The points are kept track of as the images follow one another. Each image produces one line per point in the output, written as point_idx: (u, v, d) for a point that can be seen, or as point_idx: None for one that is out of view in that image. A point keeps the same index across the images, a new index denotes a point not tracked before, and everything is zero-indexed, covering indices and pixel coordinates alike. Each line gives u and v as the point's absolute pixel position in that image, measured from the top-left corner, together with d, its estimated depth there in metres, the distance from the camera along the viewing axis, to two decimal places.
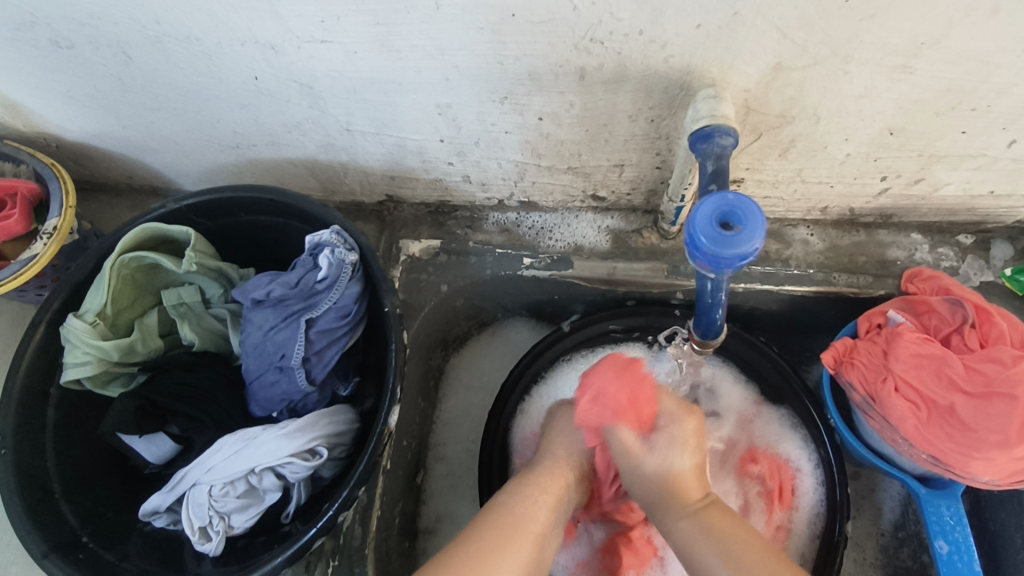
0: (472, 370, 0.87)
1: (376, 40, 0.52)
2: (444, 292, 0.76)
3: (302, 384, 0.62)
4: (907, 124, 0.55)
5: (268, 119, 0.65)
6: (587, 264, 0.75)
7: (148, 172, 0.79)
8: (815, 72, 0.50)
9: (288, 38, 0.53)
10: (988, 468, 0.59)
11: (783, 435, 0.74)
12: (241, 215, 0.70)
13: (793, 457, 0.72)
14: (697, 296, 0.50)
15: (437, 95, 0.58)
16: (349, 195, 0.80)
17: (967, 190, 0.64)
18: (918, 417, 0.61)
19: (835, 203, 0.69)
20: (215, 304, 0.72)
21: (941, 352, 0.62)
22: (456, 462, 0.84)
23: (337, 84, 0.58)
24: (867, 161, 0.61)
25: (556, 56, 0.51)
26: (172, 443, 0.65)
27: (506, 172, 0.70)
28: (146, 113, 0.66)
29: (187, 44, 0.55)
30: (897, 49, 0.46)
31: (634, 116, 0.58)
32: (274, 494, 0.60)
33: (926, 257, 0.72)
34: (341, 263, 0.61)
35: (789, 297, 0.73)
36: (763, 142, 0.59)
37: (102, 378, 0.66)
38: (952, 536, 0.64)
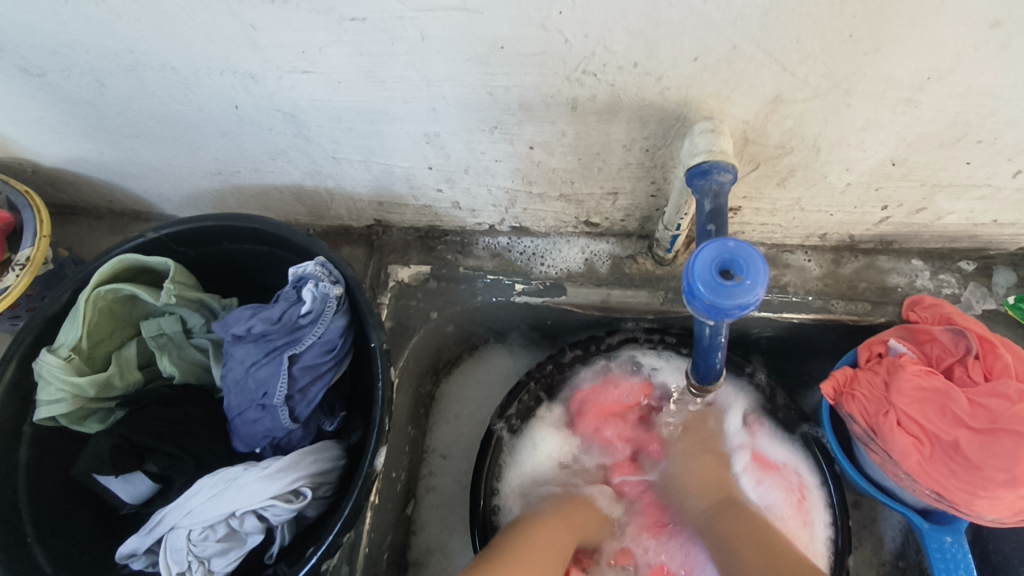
0: (462, 398, 0.85)
1: (360, 71, 0.50)
2: (434, 319, 0.74)
3: (285, 421, 0.60)
4: (910, 155, 0.53)
5: (250, 146, 0.62)
6: (581, 291, 0.73)
7: (128, 196, 0.77)
8: (815, 105, 0.48)
9: (268, 68, 0.50)
10: (994, 506, 0.57)
11: (769, 441, 0.71)
12: (223, 244, 0.67)
13: (790, 463, 0.70)
14: (696, 339, 0.47)
15: (425, 124, 0.56)
16: (336, 220, 0.77)
17: (969, 219, 0.62)
18: (921, 453, 0.59)
19: (834, 230, 0.67)
20: (196, 333, 0.69)
21: (942, 385, 0.60)
22: (447, 493, 0.81)
23: (321, 113, 0.56)
24: (868, 190, 0.59)
25: (547, 87, 0.49)
26: (149, 482, 0.62)
27: (497, 198, 0.68)
28: (123, 140, 0.64)
29: (163, 73, 0.53)
30: (902, 82, 0.45)
31: (628, 145, 0.56)
32: (256, 537, 0.58)
33: (927, 284, 0.70)
34: (326, 297, 0.59)
35: (788, 325, 0.71)
36: (761, 172, 0.58)
37: (78, 415, 0.64)
38: (956, 574, 0.62)
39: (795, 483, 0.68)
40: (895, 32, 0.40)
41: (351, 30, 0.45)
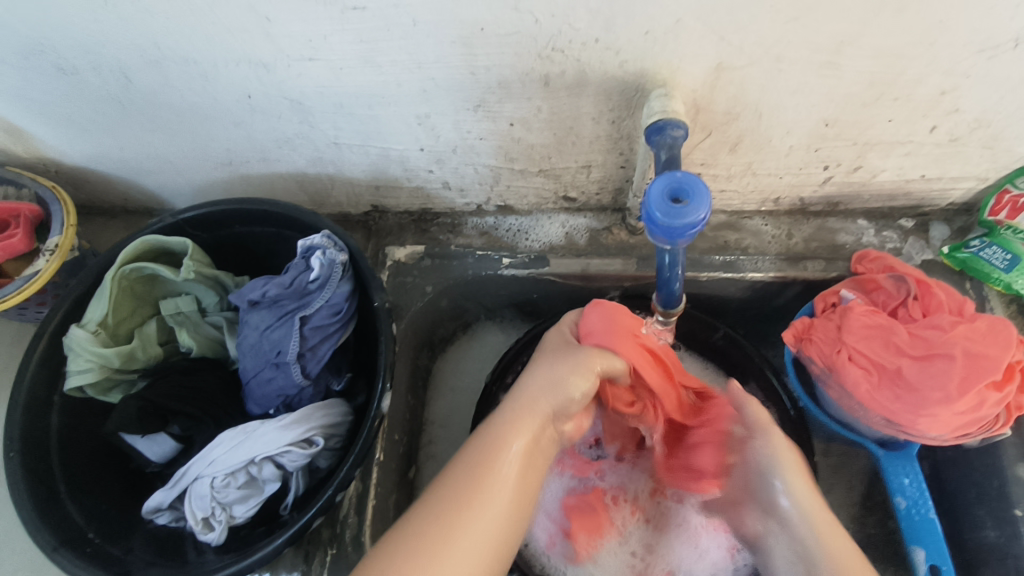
0: (456, 372, 0.92)
1: (359, 56, 0.57)
2: (430, 294, 0.81)
3: (297, 377, 0.66)
4: (840, 116, 0.61)
5: (260, 134, 0.69)
6: (563, 262, 0.80)
7: (143, 192, 0.83)
8: (752, 72, 0.56)
9: (279, 57, 0.58)
10: (935, 424, 0.63)
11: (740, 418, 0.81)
12: (235, 227, 0.74)
13: None
14: (657, 270, 0.54)
15: (417, 106, 0.63)
16: (336, 207, 0.84)
17: (901, 175, 0.70)
18: (870, 382, 0.66)
19: (786, 193, 0.75)
20: (211, 312, 0.75)
21: (884, 321, 0.68)
22: (446, 459, 0.87)
23: (323, 98, 0.63)
24: (809, 152, 0.67)
25: (522, 65, 0.57)
26: (172, 443, 0.68)
27: (483, 177, 0.75)
28: (143, 134, 0.71)
29: (184, 66, 0.60)
30: (822, 47, 0.53)
31: (596, 118, 0.64)
32: (274, 484, 0.63)
33: (872, 241, 0.78)
34: (332, 263, 0.65)
35: (751, 284, 0.78)
36: (714, 138, 0.65)
37: (104, 386, 0.69)
38: (909, 492, 0.69)
39: None
40: (809, 1, 0.48)
41: (352, 19, 0.53)
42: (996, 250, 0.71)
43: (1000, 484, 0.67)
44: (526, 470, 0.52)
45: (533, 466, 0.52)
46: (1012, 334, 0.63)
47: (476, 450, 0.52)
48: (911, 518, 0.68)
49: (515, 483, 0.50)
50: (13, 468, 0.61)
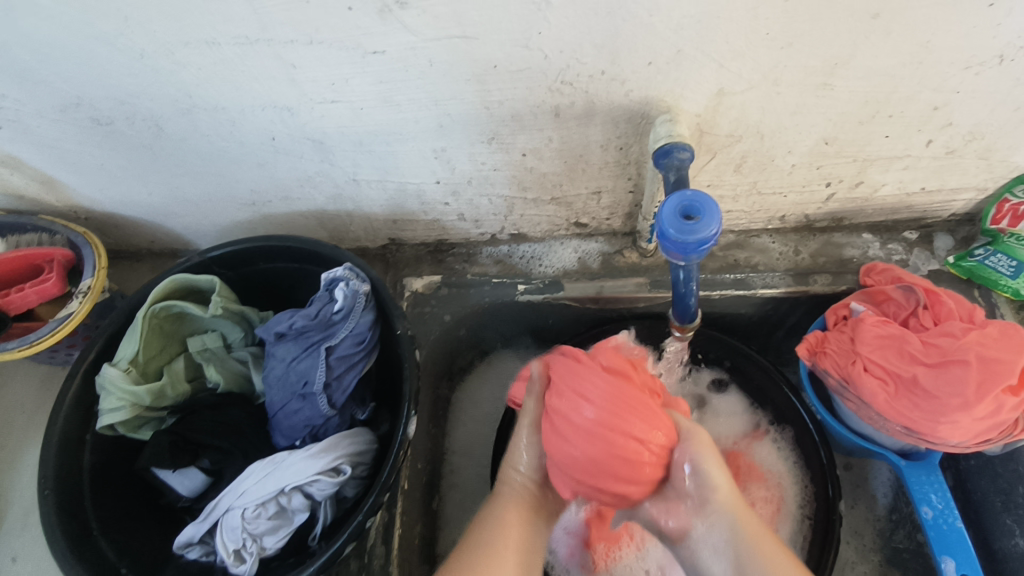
0: (475, 401, 0.93)
1: (379, 97, 0.61)
2: (447, 321, 0.83)
3: (324, 407, 0.67)
4: (839, 134, 0.64)
5: (283, 174, 0.73)
6: (577, 286, 0.82)
7: (169, 235, 0.86)
8: (751, 95, 0.59)
9: (303, 101, 0.61)
10: (956, 430, 0.64)
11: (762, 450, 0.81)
12: (260, 264, 0.77)
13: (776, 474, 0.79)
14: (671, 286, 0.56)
15: (433, 141, 0.67)
16: (355, 242, 0.87)
17: (902, 189, 0.73)
18: (887, 391, 0.67)
19: (791, 211, 0.78)
20: (237, 347, 0.78)
21: (897, 331, 0.69)
22: (468, 489, 0.88)
23: (345, 137, 0.66)
24: (811, 169, 0.70)
25: (533, 98, 0.60)
26: (202, 476, 0.69)
27: (496, 207, 0.78)
28: (172, 179, 0.74)
29: (214, 113, 0.63)
30: (817, 70, 0.56)
31: (605, 145, 0.66)
32: (303, 513, 0.64)
33: (879, 253, 0.80)
34: (355, 294, 0.67)
35: (763, 300, 0.80)
36: (719, 160, 0.68)
37: (134, 423, 0.71)
38: (936, 501, 0.68)
39: (772, 494, 0.78)
40: (802, 28, 0.52)
41: (374, 62, 0.56)
42: (1001, 257, 0.73)
43: None
44: (527, 542, 0.60)
45: (531, 534, 0.61)
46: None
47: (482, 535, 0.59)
48: (939, 527, 0.67)
49: (518, 557, 0.59)
50: (47, 506, 0.62)
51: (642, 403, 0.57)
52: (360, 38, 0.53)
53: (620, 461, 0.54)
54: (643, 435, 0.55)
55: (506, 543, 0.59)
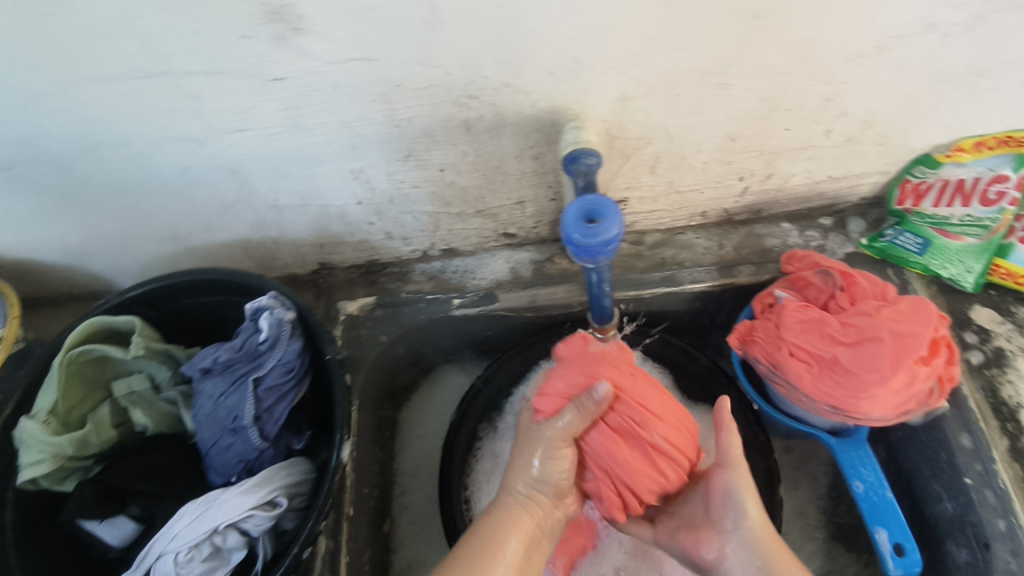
0: (421, 420, 0.92)
1: (287, 122, 0.60)
2: (384, 342, 0.82)
3: (256, 440, 0.65)
4: (742, 130, 0.66)
5: (200, 206, 0.71)
6: (511, 296, 0.82)
7: (89, 277, 0.84)
8: (653, 98, 0.61)
9: (210, 131, 0.60)
10: (877, 405, 0.66)
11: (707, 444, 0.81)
12: (184, 299, 0.75)
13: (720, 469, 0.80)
14: (588, 288, 0.56)
15: (349, 162, 0.66)
16: (285, 269, 0.86)
17: (811, 178, 0.76)
18: (811, 373, 0.69)
19: (710, 206, 0.80)
20: (165, 388, 0.75)
21: (817, 316, 0.71)
22: (420, 508, 0.88)
23: (258, 165, 0.65)
24: (723, 165, 0.72)
25: (441, 114, 0.60)
26: (133, 524, 0.66)
27: (423, 224, 0.78)
28: (84, 219, 0.72)
29: (119, 149, 0.62)
30: (711, 70, 0.58)
31: (520, 155, 0.67)
32: (240, 551, 0.62)
33: (797, 241, 0.83)
34: (281, 322, 0.66)
35: (692, 295, 0.82)
36: (633, 162, 0.70)
37: (58, 475, 0.67)
38: (866, 475, 0.70)
39: None
40: (690, 32, 0.53)
41: (276, 89, 0.55)
42: (908, 236, 0.78)
43: (949, 456, 0.70)
44: (523, 559, 0.58)
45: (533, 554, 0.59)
46: (932, 312, 0.68)
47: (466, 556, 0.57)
48: (871, 500, 0.69)
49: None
50: None
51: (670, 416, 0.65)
52: (259, 66, 0.53)
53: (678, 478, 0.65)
54: (686, 447, 0.65)
55: (489, 572, 0.56)
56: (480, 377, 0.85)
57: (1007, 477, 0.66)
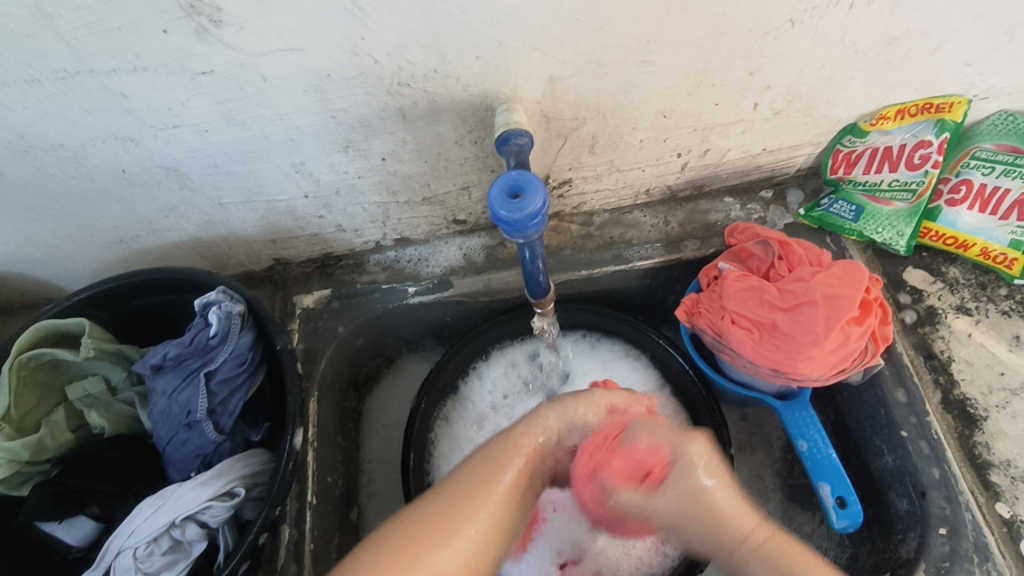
0: (385, 409, 0.93)
1: (222, 117, 0.61)
2: (342, 333, 0.83)
3: (211, 434, 0.66)
4: (673, 107, 0.68)
5: (144, 206, 0.71)
6: (464, 281, 0.84)
7: (39, 284, 0.83)
8: (581, 78, 0.62)
9: (144, 129, 0.61)
10: (814, 365, 0.69)
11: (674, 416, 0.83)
12: (135, 299, 0.75)
13: None
14: (521, 263, 0.58)
15: (290, 155, 0.67)
16: (239, 267, 0.86)
17: (746, 151, 0.78)
18: (753, 339, 0.72)
19: (653, 184, 0.82)
20: (121, 389, 0.76)
21: (760, 286, 0.73)
22: (388, 495, 0.89)
23: (198, 161, 0.66)
24: (659, 142, 0.74)
25: (375, 102, 0.62)
26: (93, 523, 0.66)
27: (372, 214, 0.79)
28: (27, 225, 0.72)
29: (54, 152, 0.62)
30: (633, 48, 0.60)
31: (459, 141, 0.69)
32: (200, 543, 0.63)
33: (740, 214, 0.85)
34: (229, 315, 0.67)
35: (641, 272, 0.84)
36: (572, 143, 0.72)
37: (15, 480, 0.68)
38: (810, 435, 0.73)
39: None
40: (607, 12, 0.55)
41: (205, 83, 0.56)
42: (842, 204, 0.81)
43: (887, 411, 0.73)
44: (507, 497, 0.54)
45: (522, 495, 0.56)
46: (865, 274, 0.71)
47: (468, 471, 0.54)
48: (815, 457, 0.72)
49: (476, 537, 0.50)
50: None
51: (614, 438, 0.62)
52: (184, 60, 0.53)
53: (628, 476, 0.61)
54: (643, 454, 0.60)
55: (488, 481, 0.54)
56: (437, 362, 0.86)
57: (940, 427, 0.70)
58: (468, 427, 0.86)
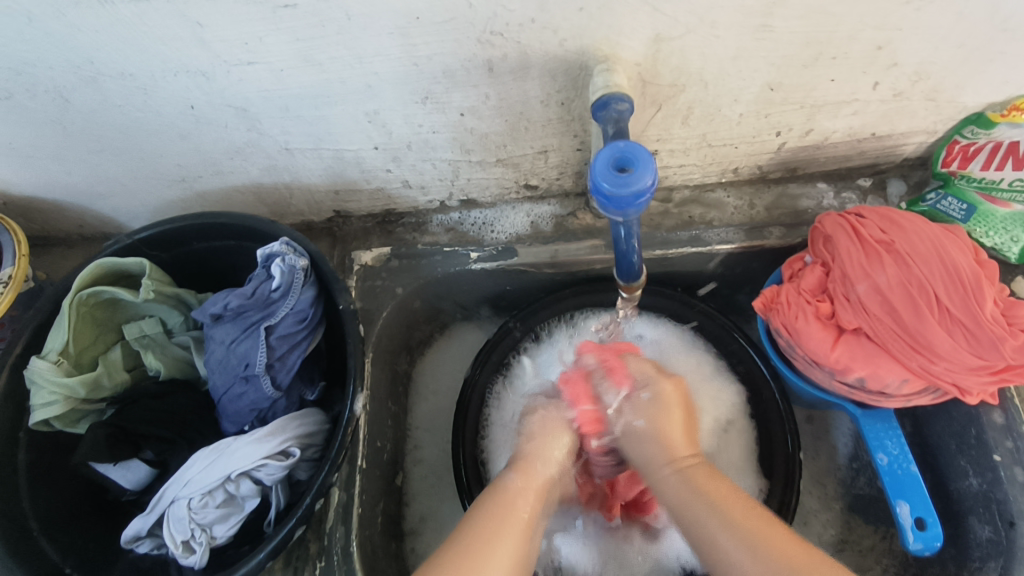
0: (436, 375, 0.91)
1: (298, 56, 0.56)
2: (400, 294, 0.80)
3: (268, 390, 0.65)
4: (783, 79, 0.61)
5: (210, 146, 0.68)
6: (530, 251, 0.80)
7: (99, 218, 0.82)
8: (690, 40, 0.56)
9: (217, 64, 0.57)
10: (903, 374, 0.64)
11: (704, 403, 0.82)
12: (194, 243, 0.73)
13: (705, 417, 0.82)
14: (613, 245, 0.53)
15: (364, 103, 0.63)
16: (299, 217, 0.84)
17: (854, 135, 0.71)
18: (834, 343, 0.67)
19: (744, 163, 0.76)
20: (178, 332, 0.74)
21: (961, 265, 0.62)
22: (435, 463, 0.88)
23: (269, 102, 0.62)
24: (760, 118, 0.67)
25: (463, 52, 0.56)
26: (148, 468, 0.67)
27: (442, 172, 0.75)
28: (90, 157, 0.70)
29: (123, 81, 0.59)
30: (754, 9, 0.52)
31: (546, 101, 0.63)
32: (253, 499, 0.62)
33: (833, 203, 0.79)
34: (293, 269, 0.64)
35: (718, 256, 0.79)
36: (665, 112, 0.66)
37: (71, 417, 0.68)
38: (891, 449, 0.68)
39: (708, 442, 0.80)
40: None
41: (286, 17, 0.52)
42: (952, 200, 0.72)
43: (978, 431, 0.67)
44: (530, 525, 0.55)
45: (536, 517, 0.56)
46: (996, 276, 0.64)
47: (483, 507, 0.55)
48: (894, 473, 0.67)
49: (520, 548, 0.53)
50: None
51: (907, 296, 0.63)
52: None
53: (912, 326, 0.62)
54: (911, 320, 0.62)
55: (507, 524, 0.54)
56: (493, 335, 0.83)
57: None
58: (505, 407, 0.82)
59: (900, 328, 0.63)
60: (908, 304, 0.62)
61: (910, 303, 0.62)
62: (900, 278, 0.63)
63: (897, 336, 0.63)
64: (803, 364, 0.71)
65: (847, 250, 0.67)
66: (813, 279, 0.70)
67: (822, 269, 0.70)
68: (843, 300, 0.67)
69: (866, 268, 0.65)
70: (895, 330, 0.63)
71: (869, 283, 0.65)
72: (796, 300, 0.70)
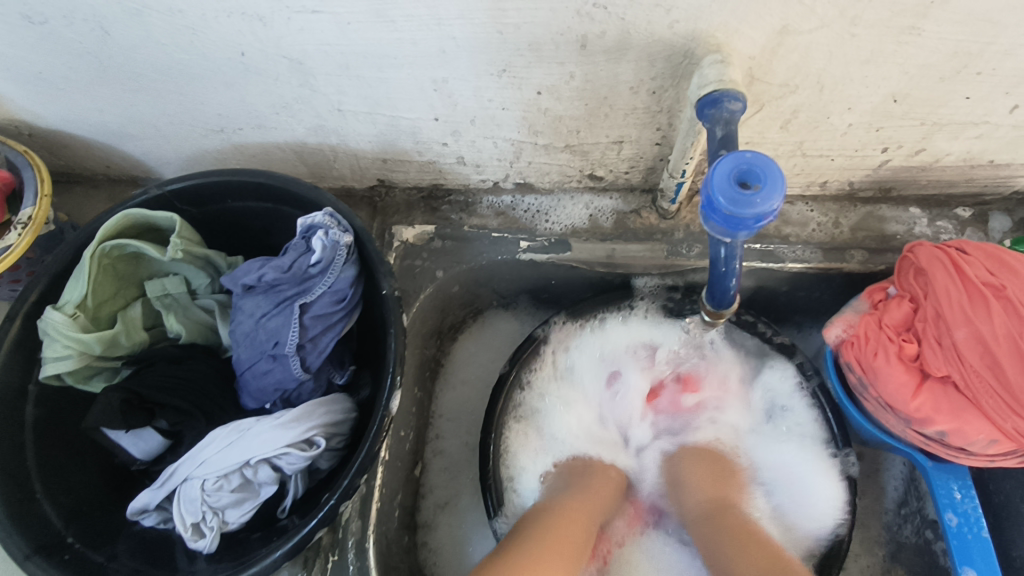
0: (466, 362, 0.86)
1: (369, 9, 0.49)
2: (440, 278, 0.74)
3: (297, 371, 0.60)
4: (911, 90, 0.54)
5: (256, 99, 0.62)
6: (586, 247, 0.73)
7: (127, 161, 0.76)
8: (820, 36, 0.48)
9: (277, 9, 0.50)
10: (987, 433, 0.58)
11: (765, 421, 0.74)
12: (228, 202, 0.67)
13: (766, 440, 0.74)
14: (710, 266, 0.52)
15: (433, 69, 0.56)
16: (339, 181, 0.77)
17: (967, 159, 0.64)
18: (913, 388, 0.61)
19: (835, 177, 0.69)
20: (202, 295, 0.69)
21: None
22: (457, 456, 0.82)
23: (328, 58, 0.56)
24: (869, 131, 0.60)
25: (557, 24, 0.49)
26: (160, 438, 0.62)
27: (502, 152, 0.68)
28: (125, 95, 0.63)
29: (169, 17, 0.52)
30: (906, 9, 0.45)
31: (635, 87, 0.56)
32: (270, 487, 0.58)
33: (925, 231, 0.72)
34: (336, 245, 0.58)
35: (791, 275, 0.72)
36: (765, 114, 0.58)
37: (84, 373, 0.63)
38: (960, 508, 0.64)
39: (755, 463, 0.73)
40: None
41: None
42: None
43: None
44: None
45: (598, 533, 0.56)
46: None
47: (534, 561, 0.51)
48: (962, 536, 0.64)
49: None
50: None
51: (1014, 351, 0.56)
52: None
53: (1014, 387, 0.56)
54: (1014, 378, 0.56)
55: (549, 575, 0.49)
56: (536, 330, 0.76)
57: None
58: (556, 412, 0.75)
59: (1000, 386, 0.56)
60: (1012, 360, 0.56)
61: (1014, 358, 0.56)
62: (1007, 330, 0.57)
63: (994, 393, 0.57)
64: (873, 405, 0.65)
65: (946, 289, 0.60)
66: (900, 316, 0.63)
67: (911, 305, 0.63)
68: (933, 345, 0.60)
69: (969, 313, 0.58)
70: (992, 386, 0.57)
71: (969, 331, 0.58)
72: (877, 337, 0.63)
